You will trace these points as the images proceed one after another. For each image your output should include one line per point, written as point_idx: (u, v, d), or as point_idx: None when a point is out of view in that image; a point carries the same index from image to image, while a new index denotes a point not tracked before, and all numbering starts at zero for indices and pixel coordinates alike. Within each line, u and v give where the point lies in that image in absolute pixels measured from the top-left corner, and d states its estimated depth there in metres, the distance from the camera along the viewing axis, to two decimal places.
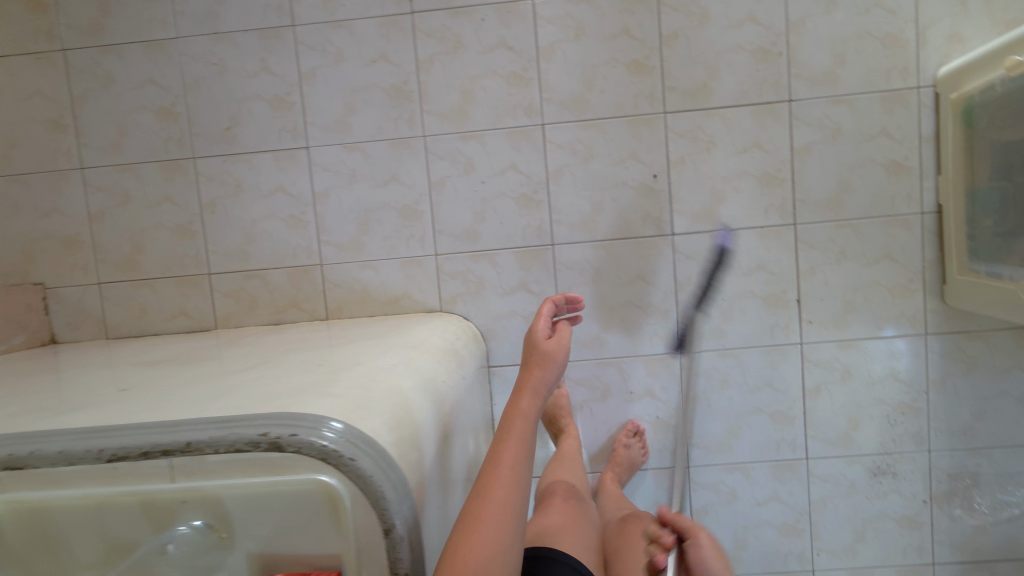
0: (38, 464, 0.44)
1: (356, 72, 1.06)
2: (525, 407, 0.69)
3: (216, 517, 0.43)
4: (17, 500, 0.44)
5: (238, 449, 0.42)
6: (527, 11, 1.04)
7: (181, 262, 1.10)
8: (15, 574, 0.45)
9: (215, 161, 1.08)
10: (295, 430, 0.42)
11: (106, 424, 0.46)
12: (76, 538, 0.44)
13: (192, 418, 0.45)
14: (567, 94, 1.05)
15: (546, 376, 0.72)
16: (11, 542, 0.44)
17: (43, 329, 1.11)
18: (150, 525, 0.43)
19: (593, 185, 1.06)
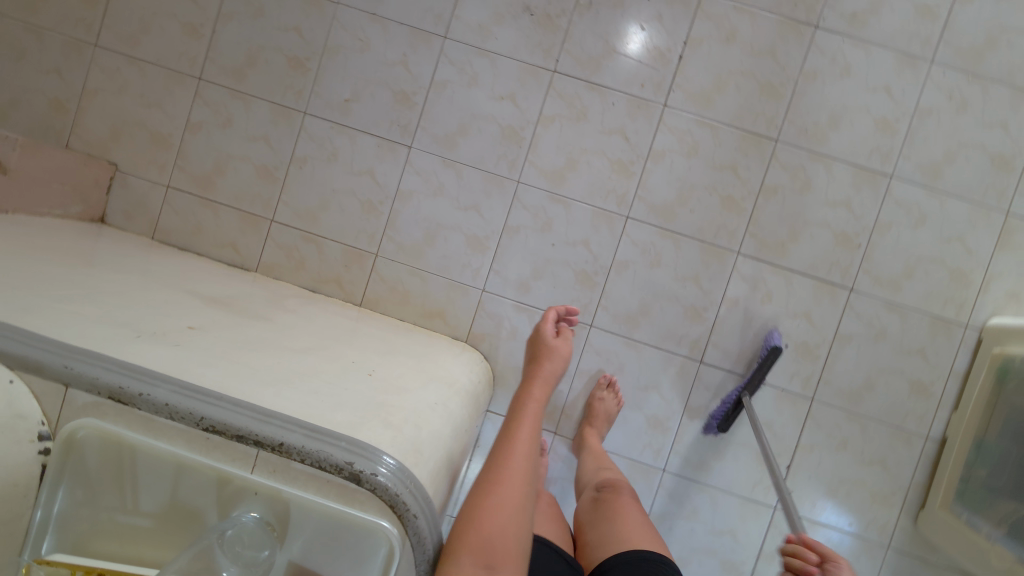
0: (145, 406, 0.56)
1: (482, 101, 1.10)
2: (539, 393, 0.86)
3: (271, 513, 0.58)
4: (114, 435, 0.59)
5: (322, 465, 0.55)
6: (655, 112, 1.09)
7: (251, 200, 1.14)
8: (88, 485, 0.62)
9: (323, 124, 1.12)
10: (374, 470, 0.55)
11: (205, 390, 0.57)
12: (149, 482, 0.60)
13: (284, 414, 0.57)
14: (659, 200, 1.10)
15: (553, 369, 0.91)
16: (94, 462, 0.61)
17: (98, 208, 1.14)
18: (215, 498, 0.59)
19: (648, 289, 1.11)
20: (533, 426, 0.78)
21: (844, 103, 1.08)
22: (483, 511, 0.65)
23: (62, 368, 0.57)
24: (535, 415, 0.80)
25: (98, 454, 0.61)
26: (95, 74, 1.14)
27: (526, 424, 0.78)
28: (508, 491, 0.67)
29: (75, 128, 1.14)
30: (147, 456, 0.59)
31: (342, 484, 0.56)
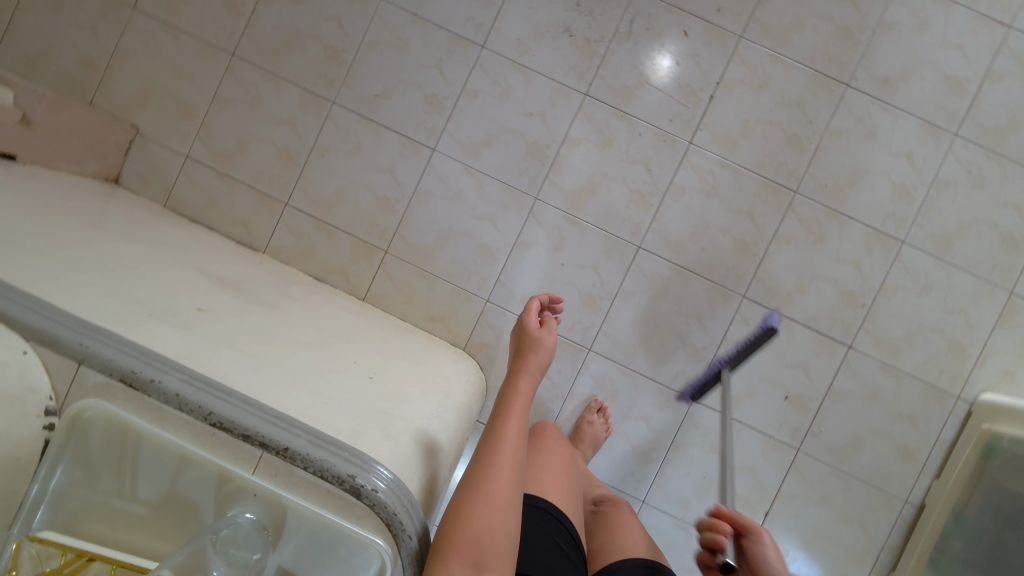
0: (156, 394, 0.54)
1: (558, 10, 1.10)
2: (524, 387, 0.75)
3: (269, 518, 0.59)
4: (120, 419, 0.57)
5: (324, 475, 0.54)
6: (730, 42, 1.08)
7: (315, 79, 1.13)
8: (87, 467, 0.59)
9: (398, 13, 1.12)
10: (375, 487, 0.55)
11: (214, 381, 0.56)
12: (148, 473, 0.59)
13: (290, 418, 0.56)
14: (724, 129, 1.09)
15: (539, 361, 0.79)
16: (97, 446, 0.59)
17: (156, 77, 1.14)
18: (214, 500, 0.59)
19: (701, 217, 1.10)
20: (521, 422, 0.70)
21: (920, 55, 1.06)
22: (471, 508, 0.60)
23: (78, 345, 0.54)
24: (523, 409, 0.72)
25: (102, 439, 0.58)
26: None
27: (512, 418, 0.70)
28: (496, 499, 0.61)
29: None
30: (151, 447, 0.58)
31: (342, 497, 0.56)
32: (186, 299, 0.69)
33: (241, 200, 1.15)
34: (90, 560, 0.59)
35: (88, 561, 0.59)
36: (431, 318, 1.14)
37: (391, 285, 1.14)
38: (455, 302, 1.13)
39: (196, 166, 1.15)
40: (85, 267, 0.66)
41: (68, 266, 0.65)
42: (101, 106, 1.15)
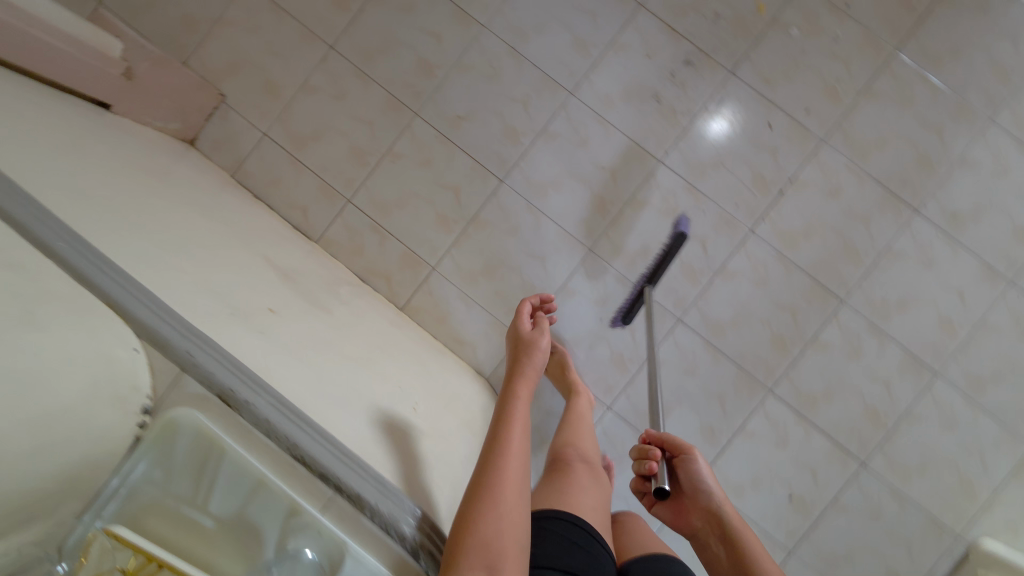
0: (248, 416, 0.57)
1: (651, 75, 1.13)
2: (523, 393, 0.86)
3: (327, 555, 0.60)
4: (206, 433, 0.60)
5: (387, 530, 0.60)
6: (811, 144, 1.10)
7: (402, 88, 1.15)
8: (164, 470, 0.60)
9: (498, 43, 1.14)
10: (428, 549, 0.61)
11: (297, 411, 0.58)
12: (223, 488, 0.60)
13: (362, 463, 0.61)
14: (787, 225, 1.10)
15: (535, 364, 0.92)
16: (179, 451, 0.60)
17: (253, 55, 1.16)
18: (278, 530, 0.60)
19: (746, 304, 1.11)
20: (522, 428, 0.76)
21: (991, 199, 1.08)
22: (479, 511, 0.63)
23: (184, 353, 0.55)
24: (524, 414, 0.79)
25: (188, 447, 0.60)
26: None
27: (516, 428, 0.75)
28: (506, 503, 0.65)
29: None
30: (234, 462, 0.60)
31: (399, 554, 0.60)
32: (258, 296, 0.71)
33: (303, 186, 1.16)
34: (158, 566, 0.55)
35: (157, 567, 0.55)
36: (461, 341, 1.15)
37: (430, 300, 1.15)
38: (487, 331, 1.14)
39: (269, 144, 1.16)
40: (166, 244, 0.66)
41: (153, 241, 0.64)
42: (194, 68, 1.17)
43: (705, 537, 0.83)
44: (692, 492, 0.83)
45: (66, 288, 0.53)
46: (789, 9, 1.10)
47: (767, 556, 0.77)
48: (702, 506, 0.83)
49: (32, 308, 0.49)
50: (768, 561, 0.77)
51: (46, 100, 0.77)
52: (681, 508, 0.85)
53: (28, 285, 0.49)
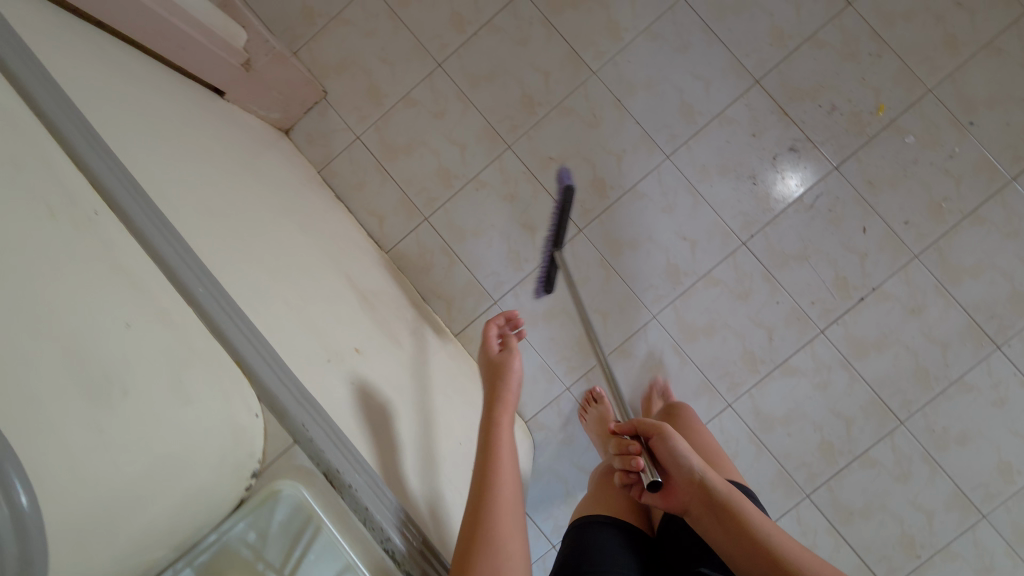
0: (350, 501, 0.51)
1: (752, 156, 1.11)
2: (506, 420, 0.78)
3: None
4: (315, 511, 0.49)
5: None
6: (903, 257, 1.07)
7: (501, 118, 1.15)
8: (256, 535, 0.48)
9: (605, 93, 1.13)
10: None
11: (364, 464, 0.54)
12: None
13: (393, 506, 0.54)
14: (860, 333, 1.08)
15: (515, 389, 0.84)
16: (281, 520, 0.49)
17: (363, 59, 1.18)
18: None
19: (801, 404, 1.09)
20: (511, 455, 0.72)
21: None
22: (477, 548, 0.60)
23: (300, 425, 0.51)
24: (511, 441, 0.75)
25: (289, 515, 0.49)
26: None
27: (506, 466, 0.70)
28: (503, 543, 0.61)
29: None
30: (335, 544, 0.50)
31: None
32: (346, 334, 0.72)
33: (385, 196, 1.17)
34: None
35: None
36: None
37: None
38: (536, 375, 1.15)
39: (361, 148, 1.18)
40: (268, 270, 0.65)
41: (261, 269, 0.64)
42: (302, 59, 1.18)
43: (700, 525, 0.68)
44: (673, 476, 0.71)
45: (204, 344, 0.48)
46: (908, 115, 1.08)
47: (778, 529, 0.65)
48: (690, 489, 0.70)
49: (182, 375, 0.44)
50: (777, 531, 0.64)
51: (160, 74, 0.78)
52: (668, 496, 0.71)
53: (178, 346, 0.45)
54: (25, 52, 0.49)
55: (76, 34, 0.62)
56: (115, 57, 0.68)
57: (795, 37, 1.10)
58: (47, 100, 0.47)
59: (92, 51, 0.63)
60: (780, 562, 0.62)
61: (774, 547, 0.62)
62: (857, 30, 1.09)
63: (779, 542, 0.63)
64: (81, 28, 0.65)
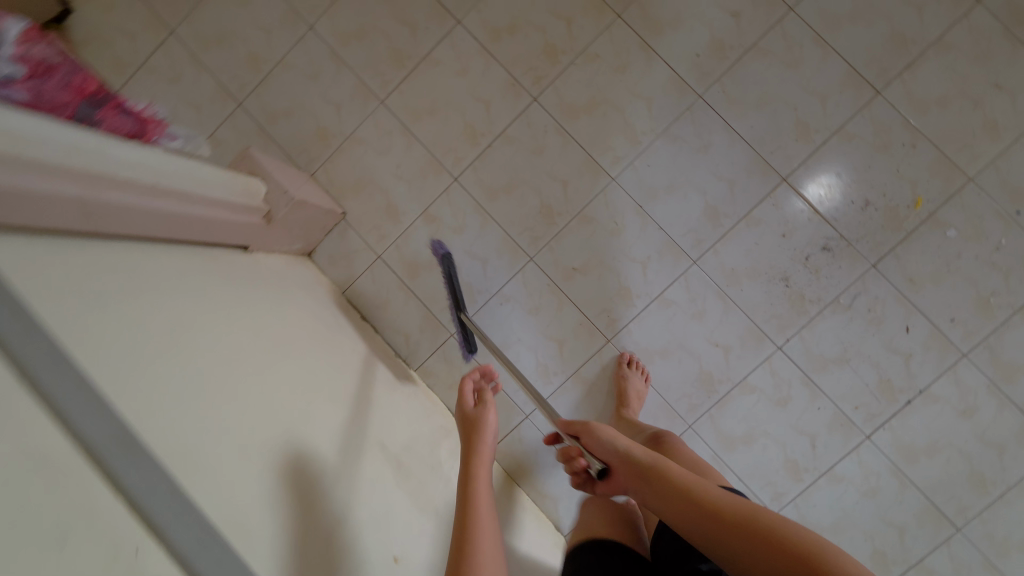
0: None
1: (784, 257, 1.07)
2: (481, 472, 0.76)
3: None
4: None
5: None
6: (950, 358, 1.03)
7: (521, 230, 1.14)
8: None
9: (626, 200, 1.11)
10: None
11: None
12: None
13: None
14: (908, 438, 1.05)
15: (489, 441, 0.80)
16: None
17: (379, 177, 1.17)
18: None
19: (848, 513, 1.07)
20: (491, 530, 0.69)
21: None
22: None
23: None
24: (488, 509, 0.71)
25: None
26: (446, 48, 1.14)
27: (484, 529, 0.68)
28: None
29: (402, 86, 1.16)
30: None
31: None
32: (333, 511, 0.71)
33: (412, 314, 1.18)
34: None
35: None
36: (545, 492, 1.16)
37: (520, 447, 1.16)
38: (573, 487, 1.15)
39: (383, 268, 1.18)
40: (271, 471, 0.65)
41: (267, 473, 0.64)
42: (320, 181, 1.19)
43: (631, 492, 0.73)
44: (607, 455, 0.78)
45: None
46: (950, 207, 1.03)
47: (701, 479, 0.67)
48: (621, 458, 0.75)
49: None
50: (701, 483, 0.66)
51: (185, 263, 0.77)
52: (610, 480, 0.78)
53: None
54: (62, 356, 0.45)
55: (97, 268, 0.60)
56: (138, 268, 0.66)
57: (821, 131, 1.06)
58: (85, 418, 0.44)
59: (116, 278, 0.61)
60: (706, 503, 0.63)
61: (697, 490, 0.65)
62: (888, 120, 1.04)
63: (703, 489, 0.65)
64: (102, 254, 0.62)
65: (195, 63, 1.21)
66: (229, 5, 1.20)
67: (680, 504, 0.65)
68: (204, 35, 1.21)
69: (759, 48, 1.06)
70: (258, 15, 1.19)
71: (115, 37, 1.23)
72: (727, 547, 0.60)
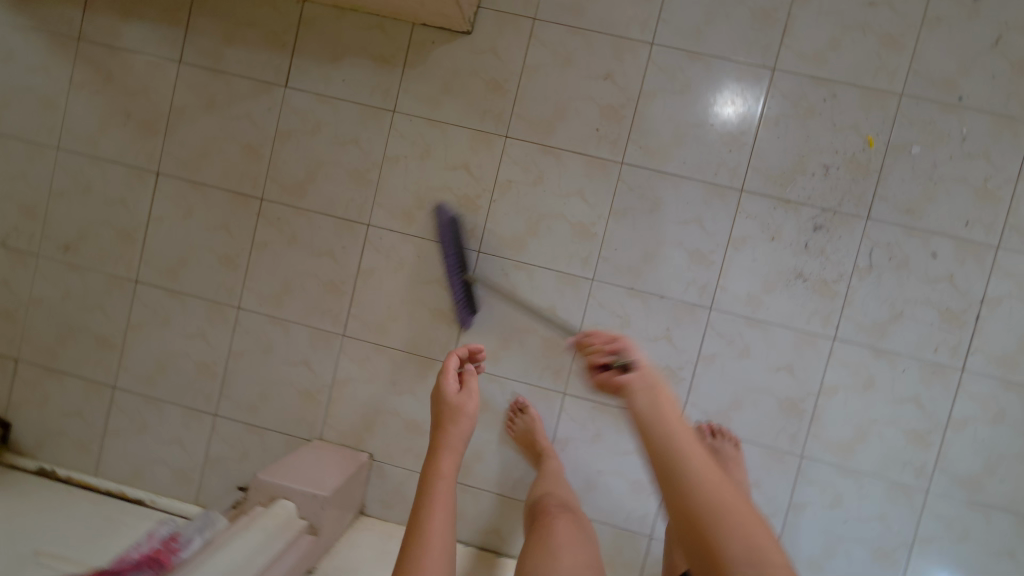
0: None
1: (786, 257, 1.04)
2: (446, 465, 0.74)
3: None
4: None
5: None
6: (987, 256, 1.01)
7: (540, 373, 1.09)
8: None
9: (615, 290, 1.07)
10: None
11: None
12: None
13: None
14: (1000, 350, 1.02)
15: (460, 432, 0.77)
16: None
17: (383, 404, 1.12)
18: None
19: (992, 448, 1.02)
20: (442, 523, 0.68)
21: None
22: None
23: None
24: (445, 503, 0.70)
25: None
26: (372, 254, 1.10)
27: (434, 526, 0.68)
28: None
29: (352, 310, 1.11)
30: None
31: None
32: None
33: (488, 508, 1.11)
34: None
35: None
36: None
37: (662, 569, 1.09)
38: None
39: None
40: None
41: None
42: (330, 439, 1.13)
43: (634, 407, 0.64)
44: (632, 361, 0.70)
45: None
46: (898, 129, 1.02)
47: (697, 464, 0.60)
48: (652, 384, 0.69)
49: None
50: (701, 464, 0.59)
51: None
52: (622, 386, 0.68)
53: None
54: None
55: None
56: None
57: (746, 93, 1.04)
58: None
59: None
60: (688, 495, 0.57)
61: (686, 478, 0.57)
62: (798, 87, 1.03)
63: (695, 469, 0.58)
64: None
65: (150, 403, 1.15)
66: (150, 333, 1.15)
67: (671, 480, 0.58)
68: (144, 372, 1.15)
69: (646, 92, 1.05)
70: (183, 326, 1.14)
71: (63, 424, 1.17)
72: (696, 543, 0.54)
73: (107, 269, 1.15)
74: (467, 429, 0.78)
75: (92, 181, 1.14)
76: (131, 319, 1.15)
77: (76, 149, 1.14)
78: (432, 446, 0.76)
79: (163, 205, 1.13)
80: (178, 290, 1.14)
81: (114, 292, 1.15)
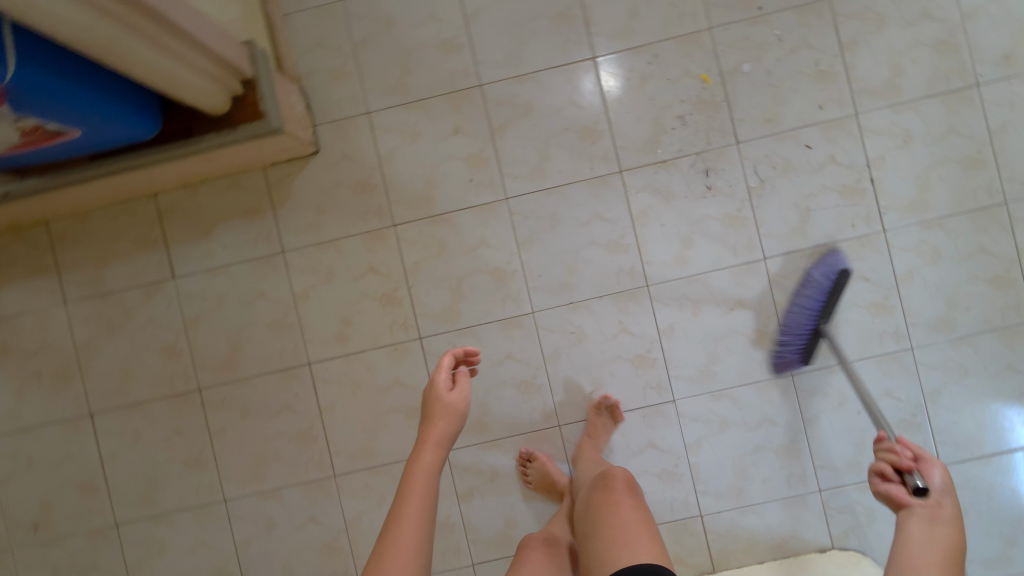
0: None
1: (688, 209, 1.08)
2: (427, 460, 0.71)
3: None
4: None
5: None
6: (852, 125, 1.07)
7: (530, 418, 1.09)
8: None
9: (557, 312, 1.09)
10: None
11: None
12: None
13: None
14: (906, 199, 1.07)
15: (446, 430, 0.72)
16: None
17: None
18: None
19: (946, 284, 1.07)
20: (419, 510, 0.67)
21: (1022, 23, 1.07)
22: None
23: None
24: (425, 490, 0.69)
25: None
26: (325, 388, 1.10)
27: (408, 509, 0.67)
28: None
29: (332, 448, 1.10)
30: None
31: None
32: None
33: None
34: None
35: None
36: (782, 540, 1.08)
37: (727, 539, 1.08)
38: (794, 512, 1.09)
39: (486, 569, 1.09)
40: None
41: None
42: None
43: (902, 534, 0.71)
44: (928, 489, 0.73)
45: None
46: (723, 58, 1.08)
47: None
48: (939, 517, 0.71)
49: None
50: None
51: None
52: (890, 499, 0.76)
53: None
54: None
55: None
56: None
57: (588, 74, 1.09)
58: None
59: None
60: None
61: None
62: (622, 63, 1.09)
63: None
64: None
65: None
66: (153, 567, 1.11)
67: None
68: None
69: (497, 128, 1.09)
70: (181, 544, 1.10)
71: None
72: None
73: (84, 527, 1.11)
74: (455, 426, 0.74)
75: (32, 453, 1.11)
76: (128, 562, 1.11)
77: (4, 430, 1.11)
78: (418, 438, 0.73)
79: (110, 440, 1.11)
80: (162, 512, 1.10)
81: (100, 545, 1.11)
